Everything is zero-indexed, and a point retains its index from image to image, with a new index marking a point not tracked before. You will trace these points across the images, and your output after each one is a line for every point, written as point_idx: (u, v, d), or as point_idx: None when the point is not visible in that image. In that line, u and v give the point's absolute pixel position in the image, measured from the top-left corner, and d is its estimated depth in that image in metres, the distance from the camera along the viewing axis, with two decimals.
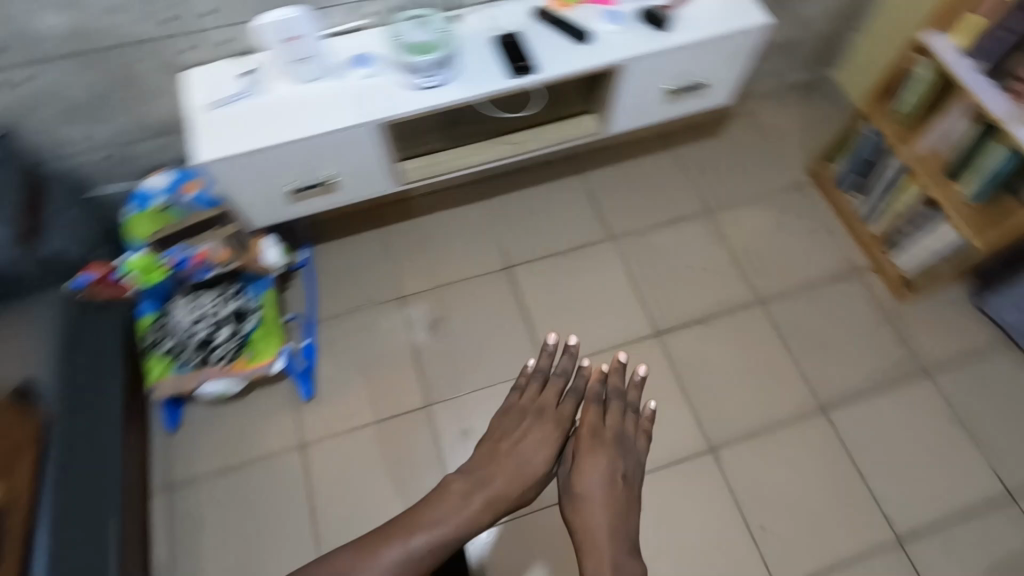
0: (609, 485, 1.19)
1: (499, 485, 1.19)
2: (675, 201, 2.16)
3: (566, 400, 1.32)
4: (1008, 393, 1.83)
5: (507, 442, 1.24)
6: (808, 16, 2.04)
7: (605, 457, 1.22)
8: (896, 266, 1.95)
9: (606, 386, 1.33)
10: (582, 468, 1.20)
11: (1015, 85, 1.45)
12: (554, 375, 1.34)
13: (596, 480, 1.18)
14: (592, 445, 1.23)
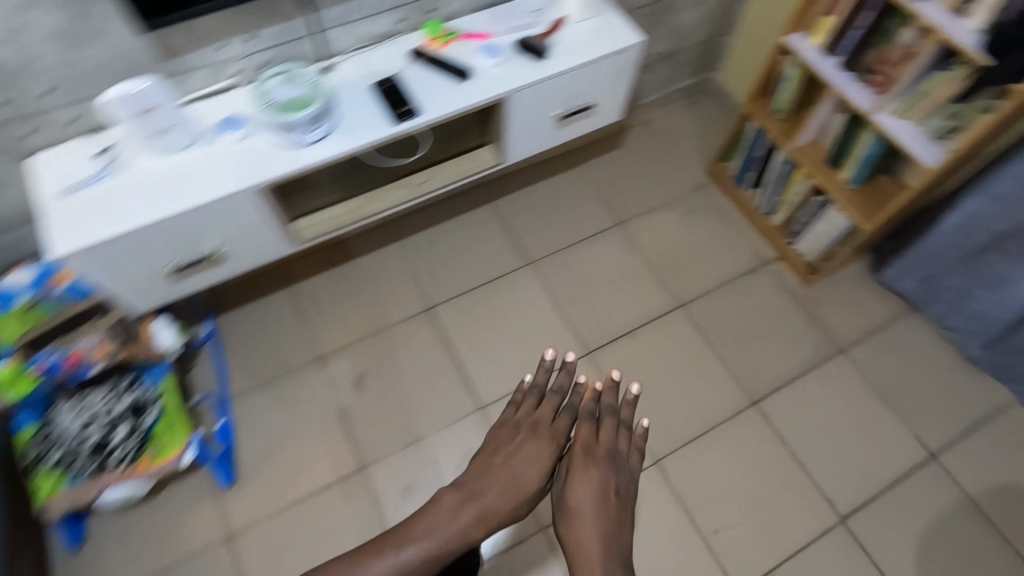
0: (603, 503, 1.09)
1: (490, 498, 1.08)
2: (588, 217, 2.17)
3: (562, 416, 1.24)
4: (916, 359, 1.95)
5: (502, 455, 1.15)
6: (684, 27, 2.11)
7: (600, 474, 1.13)
8: (799, 253, 2.04)
9: (601, 404, 1.27)
10: (577, 482, 1.11)
11: (871, 77, 1.55)
12: (550, 392, 1.27)
13: (592, 494, 1.09)
14: (586, 461, 1.15)
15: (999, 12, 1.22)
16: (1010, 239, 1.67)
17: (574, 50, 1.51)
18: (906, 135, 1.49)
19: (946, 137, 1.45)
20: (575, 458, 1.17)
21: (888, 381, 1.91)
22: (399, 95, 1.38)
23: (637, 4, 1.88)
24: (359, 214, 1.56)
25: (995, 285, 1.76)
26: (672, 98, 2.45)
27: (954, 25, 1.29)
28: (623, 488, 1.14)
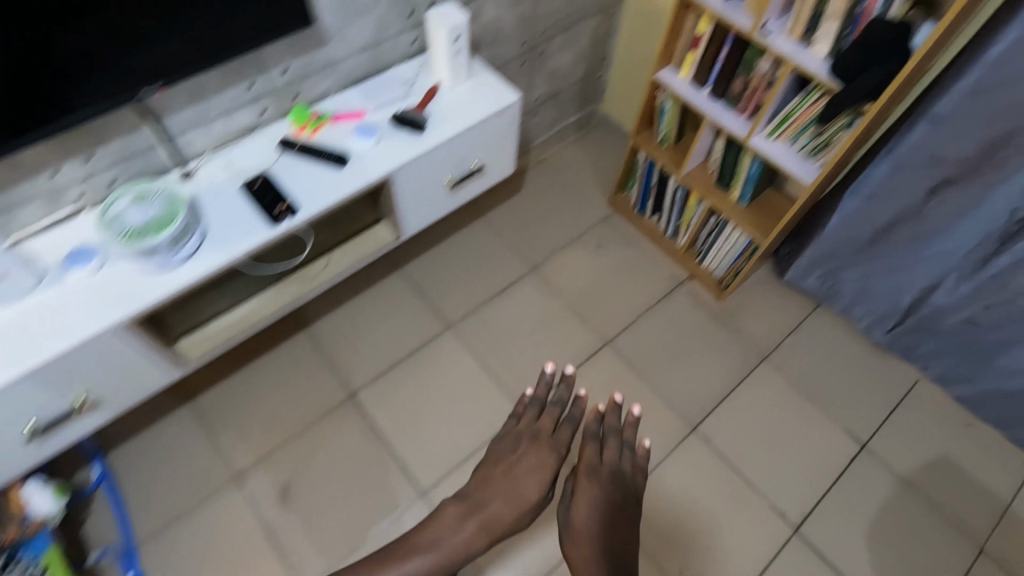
0: (600, 507, 1.32)
1: (494, 507, 1.34)
2: (502, 267, 2.13)
3: (562, 427, 1.46)
4: (831, 352, 2.03)
5: (505, 464, 1.40)
6: (561, 69, 2.14)
7: (604, 486, 1.35)
8: (708, 270, 2.09)
9: (603, 422, 1.47)
10: (580, 490, 1.34)
11: (739, 104, 1.62)
12: (550, 405, 1.49)
13: (593, 499, 1.32)
14: (587, 472, 1.37)
15: (839, 39, 1.31)
16: (891, 229, 1.78)
17: (452, 117, 1.47)
18: (782, 156, 1.57)
19: (817, 154, 1.53)
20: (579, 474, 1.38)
21: (812, 379, 1.97)
22: (273, 194, 1.28)
23: (511, 56, 1.88)
24: (248, 322, 1.44)
25: (887, 273, 1.88)
26: (565, 134, 2.47)
27: (803, 56, 1.37)
28: (622, 498, 1.35)
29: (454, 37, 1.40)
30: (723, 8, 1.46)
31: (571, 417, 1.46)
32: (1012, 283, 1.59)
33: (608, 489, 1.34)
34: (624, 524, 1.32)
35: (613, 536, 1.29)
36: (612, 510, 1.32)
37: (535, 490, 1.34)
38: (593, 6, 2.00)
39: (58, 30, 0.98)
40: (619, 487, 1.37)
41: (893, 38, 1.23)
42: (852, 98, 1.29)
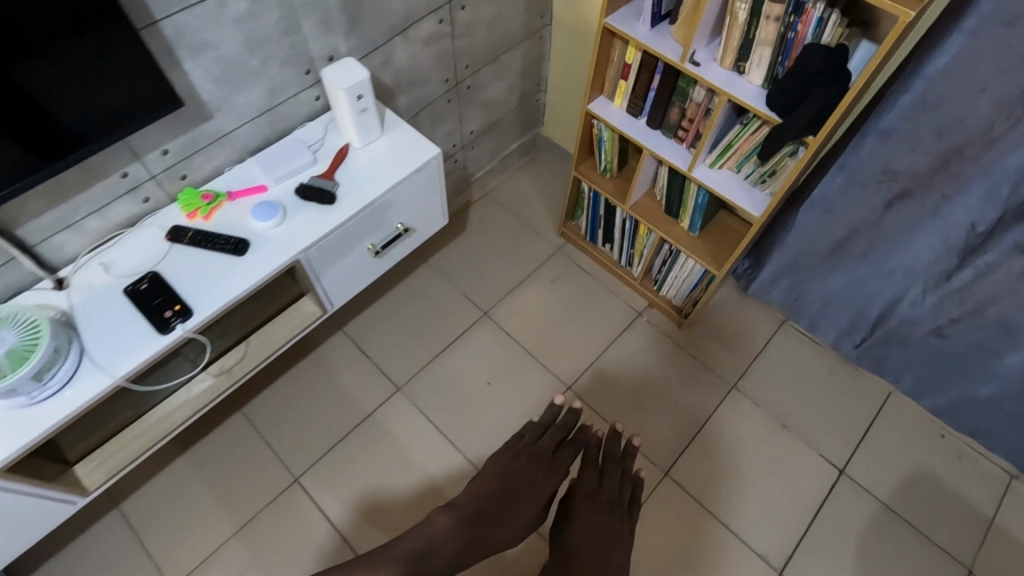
0: (592, 528, 1.36)
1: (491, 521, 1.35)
2: (452, 314, 1.99)
3: (563, 451, 1.50)
4: (802, 370, 1.94)
5: (507, 480, 1.41)
6: (494, 99, 2.01)
7: (600, 513, 1.39)
8: (667, 298, 1.99)
9: (609, 453, 1.54)
10: (578, 510, 1.39)
11: (678, 133, 1.52)
12: (554, 429, 1.54)
13: (586, 519, 1.37)
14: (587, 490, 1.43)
15: (772, 67, 1.21)
16: (846, 247, 1.68)
17: (366, 181, 1.33)
18: (729, 185, 1.47)
19: (765, 181, 1.43)
20: (579, 497, 1.42)
21: (782, 404, 1.88)
22: (164, 295, 1.13)
23: (435, 94, 1.74)
24: (155, 432, 1.29)
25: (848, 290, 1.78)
26: (510, 162, 2.34)
27: (739, 86, 1.27)
28: (618, 524, 1.40)
29: (356, 96, 1.25)
30: (649, 38, 1.34)
31: (576, 439, 1.53)
32: (974, 300, 1.50)
33: (605, 515, 1.39)
34: (613, 545, 1.34)
35: (602, 553, 1.32)
36: (603, 533, 1.35)
37: (533, 507, 1.38)
38: (520, 31, 1.87)
39: (62, 39, 0.91)
40: (616, 514, 1.41)
41: (828, 65, 1.13)
42: (792, 130, 1.19)
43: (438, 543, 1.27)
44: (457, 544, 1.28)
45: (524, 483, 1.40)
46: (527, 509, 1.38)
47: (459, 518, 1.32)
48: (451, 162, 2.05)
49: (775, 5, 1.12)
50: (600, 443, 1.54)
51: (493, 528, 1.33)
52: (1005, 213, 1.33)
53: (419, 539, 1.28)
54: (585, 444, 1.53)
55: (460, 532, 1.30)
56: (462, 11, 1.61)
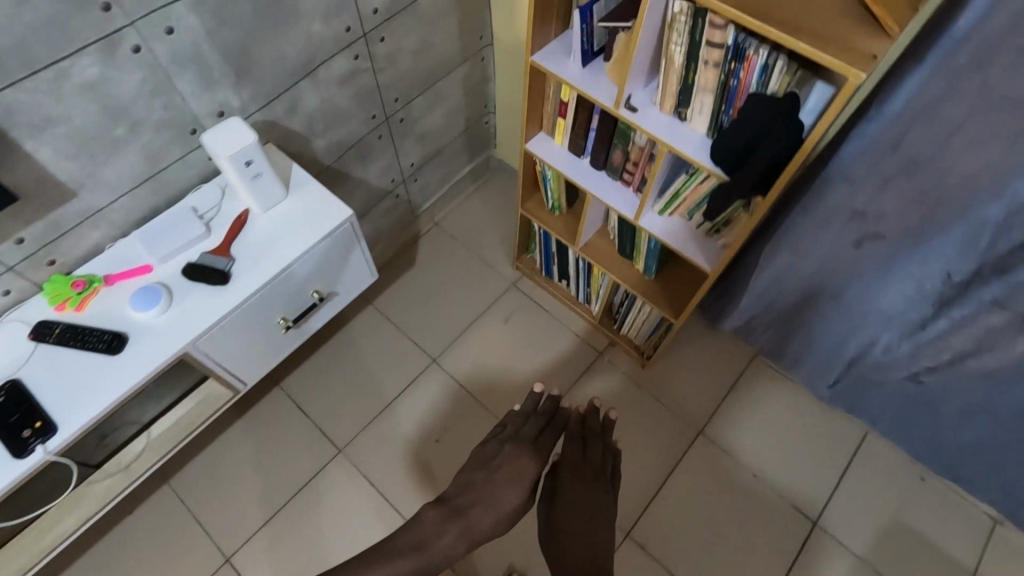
0: (582, 503, 1.31)
1: (477, 513, 1.26)
2: (401, 361, 1.87)
3: (546, 436, 1.42)
4: (773, 411, 1.82)
5: (487, 470, 1.32)
6: (435, 128, 1.85)
7: (586, 488, 1.35)
8: (629, 337, 1.86)
9: (588, 431, 1.49)
10: (564, 491, 1.34)
11: (624, 176, 1.37)
12: (536, 415, 1.46)
13: (573, 495, 1.33)
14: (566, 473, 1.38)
15: (716, 117, 1.06)
16: (813, 289, 1.55)
17: (266, 254, 1.18)
18: (679, 236, 1.32)
19: (718, 232, 1.29)
20: (565, 475, 1.37)
21: (751, 448, 1.77)
22: (22, 410, 0.99)
23: (362, 132, 1.58)
24: (38, 546, 1.15)
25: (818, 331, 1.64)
26: (462, 187, 2.19)
27: (680, 135, 1.12)
28: (604, 499, 1.35)
29: (244, 162, 1.10)
30: (581, 78, 1.18)
31: (557, 422, 1.46)
32: (950, 350, 1.37)
33: (592, 488, 1.34)
34: (601, 518, 1.29)
35: (591, 528, 1.26)
36: (591, 508, 1.30)
37: (520, 486, 1.28)
38: (457, 56, 1.70)
39: None
40: (602, 485, 1.37)
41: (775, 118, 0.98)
42: (740, 187, 1.05)
43: (435, 531, 1.23)
44: (453, 532, 1.23)
45: (509, 466, 1.31)
46: (515, 489, 1.28)
47: (445, 514, 1.25)
48: (391, 197, 1.89)
49: (713, 50, 0.97)
50: (577, 421, 1.50)
51: (480, 519, 1.24)
52: (982, 266, 1.18)
53: (416, 533, 1.23)
54: (564, 426, 1.47)
55: (450, 521, 1.25)
56: (381, 43, 1.44)
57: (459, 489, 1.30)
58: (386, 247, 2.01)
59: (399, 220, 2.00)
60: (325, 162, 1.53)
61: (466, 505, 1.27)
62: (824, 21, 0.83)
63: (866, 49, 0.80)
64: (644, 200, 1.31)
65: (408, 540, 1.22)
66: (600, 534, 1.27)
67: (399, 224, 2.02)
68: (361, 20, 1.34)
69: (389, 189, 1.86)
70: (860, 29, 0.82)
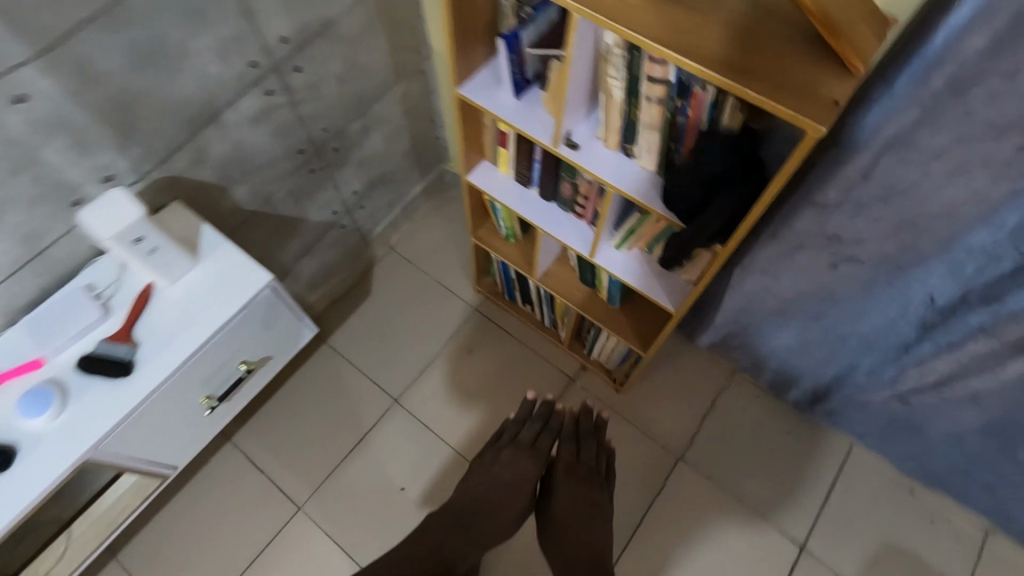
0: (575, 499, 1.43)
1: (488, 517, 1.40)
2: (361, 404, 1.76)
3: (542, 439, 1.49)
4: (754, 429, 1.74)
5: (491, 476, 1.44)
6: (376, 151, 1.71)
7: (580, 486, 1.44)
8: (600, 362, 1.75)
9: (582, 430, 1.53)
10: (558, 490, 1.44)
11: (575, 207, 1.24)
12: (532, 420, 1.53)
13: (566, 493, 1.43)
14: (561, 475, 1.45)
15: (666, 155, 0.94)
16: (789, 309, 1.44)
17: (177, 333, 1.06)
18: (639, 272, 1.20)
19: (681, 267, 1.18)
20: (562, 475, 1.46)
21: (734, 470, 1.69)
22: None
23: (290, 170, 1.44)
24: None
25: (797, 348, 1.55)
26: (416, 207, 2.05)
27: (628, 173, 0.99)
28: (599, 495, 1.45)
29: (134, 239, 0.97)
30: (514, 112, 1.05)
31: (552, 427, 1.50)
32: (937, 372, 1.28)
33: (584, 487, 1.44)
34: (592, 513, 1.42)
35: (585, 523, 1.40)
36: (585, 503, 1.42)
37: (523, 489, 1.43)
38: (390, 74, 1.55)
39: None
40: (596, 483, 1.46)
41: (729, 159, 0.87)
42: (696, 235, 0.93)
43: (465, 525, 1.41)
44: (481, 528, 1.40)
45: (512, 474, 1.43)
46: (520, 492, 1.42)
47: (456, 516, 1.42)
48: (337, 229, 1.75)
49: (655, 86, 0.84)
50: (573, 420, 1.54)
51: (487, 521, 1.40)
52: (968, 293, 1.08)
53: (451, 525, 1.41)
54: (557, 428, 1.52)
55: (472, 517, 1.41)
56: (297, 73, 1.28)
57: (478, 489, 1.44)
58: (337, 280, 1.87)
59: (348, 251, 1.86)
60: (248, 208, 1.39)
61: (485, 502, 1.42)
62: (775, 55, 0.71)
63: (824, 92, 0.69)
64: (598, 237, 1.18)
65: (446, 531, 1.41)
66: (595, 529, 1.40)
67: (350, 255, 1.87)
68: (268, 53, 1.19)
69: (334, 221, 1.72)
70: (817, 64, 0.70)
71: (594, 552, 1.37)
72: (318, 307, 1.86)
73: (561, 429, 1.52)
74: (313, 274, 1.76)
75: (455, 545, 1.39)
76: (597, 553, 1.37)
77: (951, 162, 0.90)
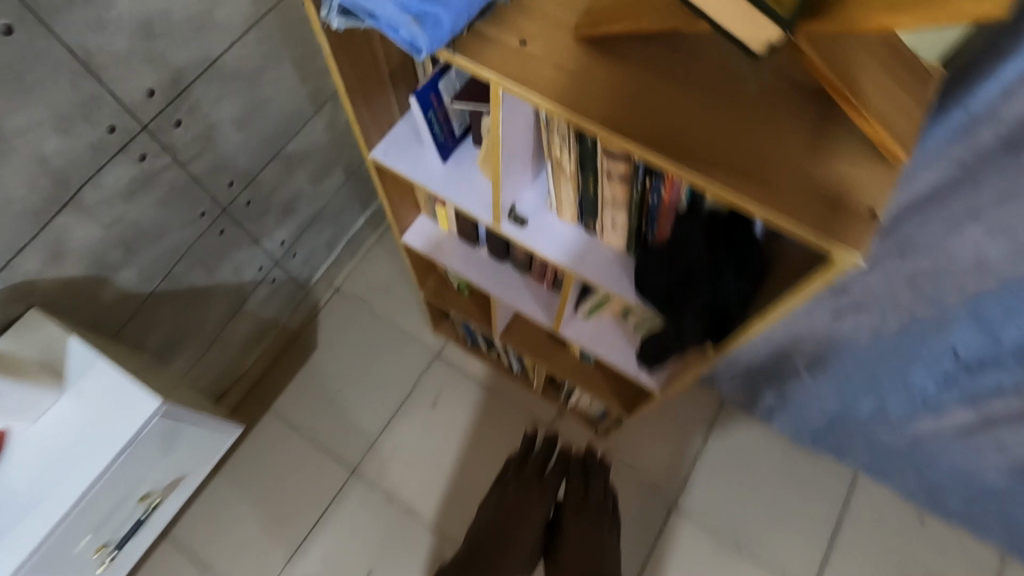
0: (580, 535, 1.23)
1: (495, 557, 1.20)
2: (316, 478, 1.57)
3: (548, 476, 1.37)
4: (751, 466, 1.59)
5: (497, 513, 1.28)
6: (304, 193, 1.45)
7: (590, 523, 1.26)
8: (580, 409, 1.57)
9: (587, 467, 1.40)
10: (565, 526, 1.26)
11: (534, 270, 1.04)
12: (536, 456, 1.43)
13: (575, 530, 1.25)
14: (564, 514, 1.29)
15: (636, 236, 0.74)
16: (786, 351, 1.26)
17: (67, 464, 0.87)
18: (613, 348, 1.01)
19: None
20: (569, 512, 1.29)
21: (731, 513, 1.55)
22: None
23: (192, 237, 1.19)
24: None
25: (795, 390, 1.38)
26: (363, 240, 1.81)
27: (590, 254, 0.79)
28: (610, 536, 1.26)
29: None
30: (444, 179, 0.83)
31: (557, 463, 1.40)
32: (962, 419, 1.12)
33: (591, 524, 1.26)
34: (599, 551, 1.20)
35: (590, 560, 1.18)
36: (590, 540, 1.22)
37: (529, 528, 1.25)
38: (305, 106, 1.29)
39: None
40: (606, 522, 1.28)
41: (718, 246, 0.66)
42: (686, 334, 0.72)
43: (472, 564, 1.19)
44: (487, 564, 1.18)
45: (518, 513, 1.27)
46: (528, 532, 1.25)
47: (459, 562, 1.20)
48: (268, 284, 1.51)
49: (618, 163, 0.65)
50: (577, 457, 1.43)
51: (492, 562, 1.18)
52: (1004, 350, 0.91)
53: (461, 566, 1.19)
54: (562, 466, 1.40)
55: (476, 557, 1.20)
56: (178, 128, 1.04)
57: (489, 529, 1.26)
58: (277, 336, 1.64)
59: (287, 304, 1.63)
60: (142, 289, 1.15)
61: (491, 541, 1.23)
62: (782, 139, 0.51)
63: (850, 197, 0.49)
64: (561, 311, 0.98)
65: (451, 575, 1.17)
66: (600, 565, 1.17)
67: (289, 307, 1.64)
68: (130, 112, 0.94)
69: (263, 276, 1.48)
70: (840, 151, 0.51)
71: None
72: (259, 369, 1.63)
73: (565, 467, 1.40)
74: (246, 337, 1.53)
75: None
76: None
77: (996, 222, 0.71)
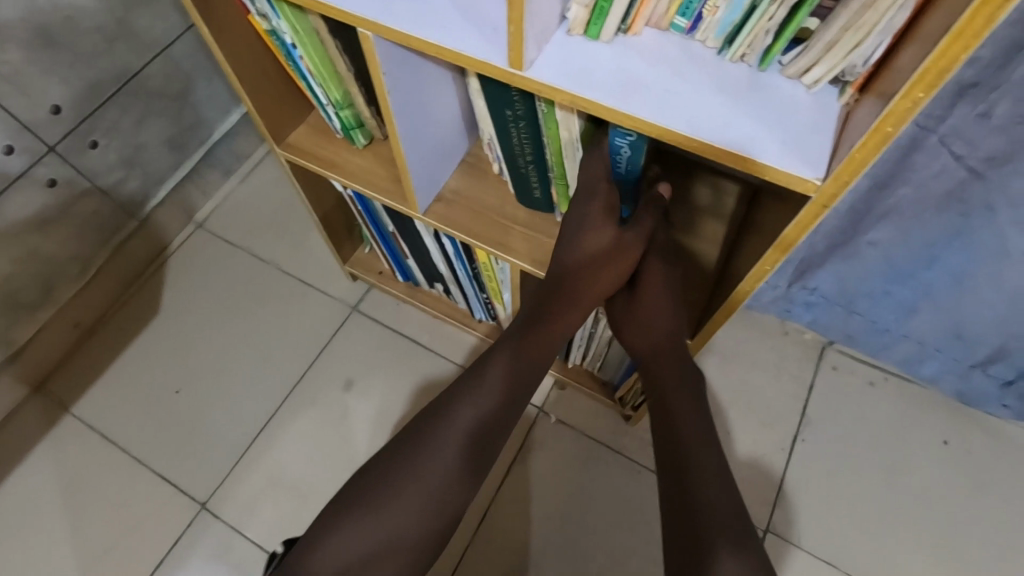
0: (654, 336, 0.62)
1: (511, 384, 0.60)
2: (136, 522, 0.90)
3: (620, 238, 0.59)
4: (887, 454, 0.93)
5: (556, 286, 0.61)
6: (86, 18, 0.83)
7: (669, 302, 0.62)
8: (591, 372, 0.92)
9: (683, 207, 0.65)
10: (641, 310, 0.62)
11: None
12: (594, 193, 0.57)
13: (649, 316, 0.62)
14: (629, 303, 0.64)
15: None
16: (1009, 203, 0.62)
17: None
18: (675, 98, 0.39)
19: (787, 59, 0.38)
20: (645, 286, 0.62)
21: (862, 534, 0.88)
22: None
23: None
24: None
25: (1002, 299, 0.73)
26: (242, 151, 1.15)
27: None
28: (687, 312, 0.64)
29: None
30: None
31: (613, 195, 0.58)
32: None
33: (665, 317, 0.62)
34: (684, 400, 0.59)
35: (670, 423, 0.58)
36: (658, 352, 0.62)
37: (500, 397, 0.59)
38: None
39: None
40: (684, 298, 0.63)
41: None
42: None
43: (416, 456, 0.57)
44: (442, 471, 0.56)
45: (480, 373, 0.60)
46: (520, 368, 0.61)
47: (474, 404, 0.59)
48: (40, 189, 0.87)
49: None
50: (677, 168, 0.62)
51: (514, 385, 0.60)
52: None
53: (386, 475, 0.57)
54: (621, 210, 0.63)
55: (401, 482, 0.56)
56: None
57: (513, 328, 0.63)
58: (84, 291, 0.99)
59: (96, 235, 0.98)
60: None
61: (439, 416, 0.59)
62: None
63: None
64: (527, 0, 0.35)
65: (372, 488, 0.57)
66: (691, 443, 0.56)
67: (101, 242, 0.99)
68: None
69: (22, 171, 0.84)
70: None
71: (694, 514, 0.53)
72: (53, 344, 0.98)
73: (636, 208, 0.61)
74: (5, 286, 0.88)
75: (422, 542, 0.55)
76: (697, 520, 0.53)
77: None
